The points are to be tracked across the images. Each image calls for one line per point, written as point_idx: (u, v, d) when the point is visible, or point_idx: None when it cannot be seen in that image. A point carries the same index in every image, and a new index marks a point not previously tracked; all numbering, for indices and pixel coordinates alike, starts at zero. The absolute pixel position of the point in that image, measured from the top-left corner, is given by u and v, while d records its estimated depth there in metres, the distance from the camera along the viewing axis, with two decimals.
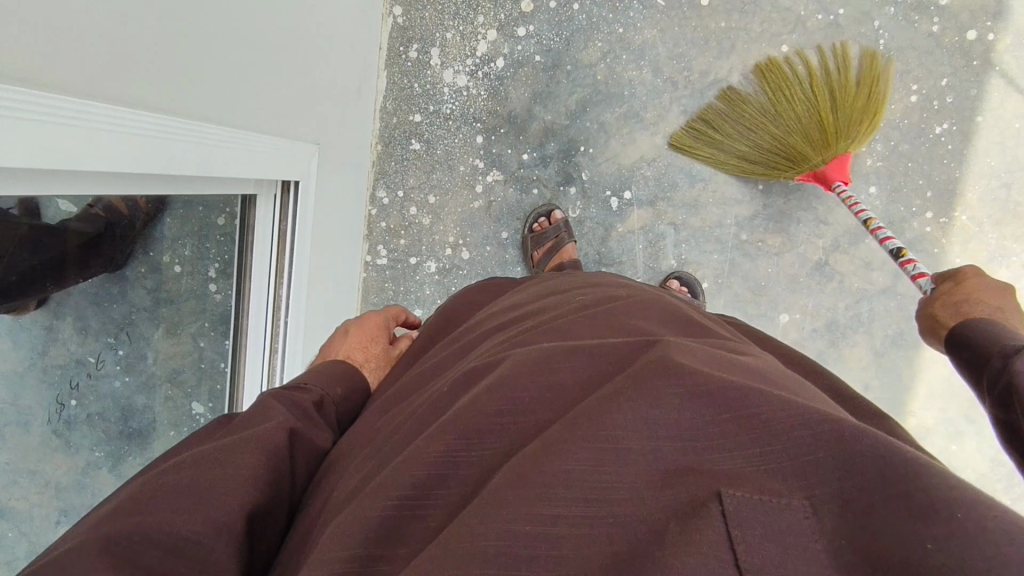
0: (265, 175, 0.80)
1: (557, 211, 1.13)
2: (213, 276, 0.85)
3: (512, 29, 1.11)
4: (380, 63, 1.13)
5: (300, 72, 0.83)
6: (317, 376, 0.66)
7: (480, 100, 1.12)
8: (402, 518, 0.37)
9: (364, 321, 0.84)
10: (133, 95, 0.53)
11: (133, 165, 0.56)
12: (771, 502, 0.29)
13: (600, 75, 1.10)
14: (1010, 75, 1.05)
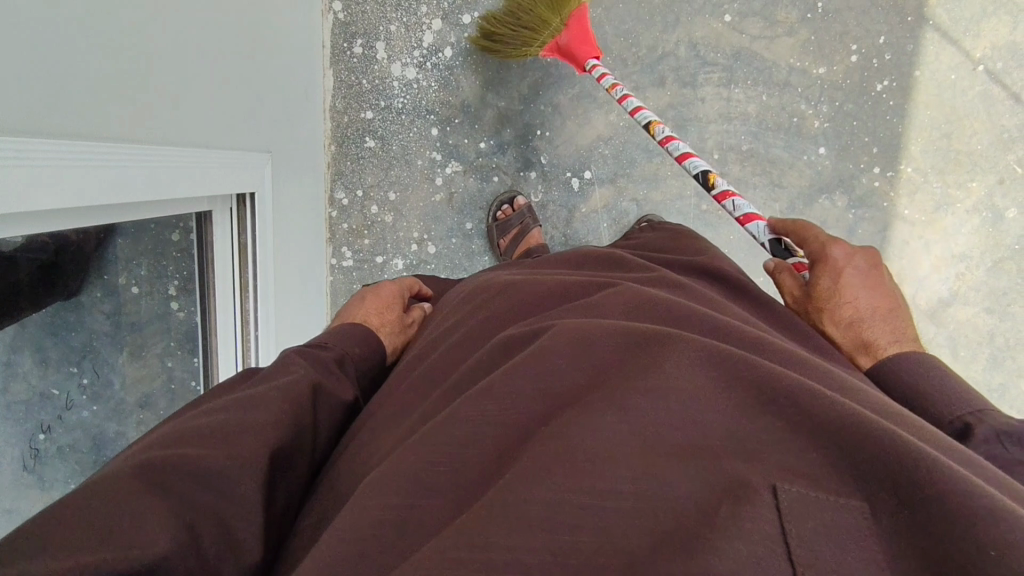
0: (220, 190, 0.78)
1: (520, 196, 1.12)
2: (173, 294, 0.83)
3: (456, 17, 1.09)
4: (325, 61, 1.11)
5: (243, 79, 0.80)
6: (336, 335, 0.68)
7: (431, 92, 1.11)
8: (437, 480, 0.39)
9: (380, 289, 0.83)
10: (72, 123, 0.51)
11: (89, 198, 0.55)
12: (824, 500, 0.32)
13: (548, 57, 1.10)
14: (943, 28, 1.08)
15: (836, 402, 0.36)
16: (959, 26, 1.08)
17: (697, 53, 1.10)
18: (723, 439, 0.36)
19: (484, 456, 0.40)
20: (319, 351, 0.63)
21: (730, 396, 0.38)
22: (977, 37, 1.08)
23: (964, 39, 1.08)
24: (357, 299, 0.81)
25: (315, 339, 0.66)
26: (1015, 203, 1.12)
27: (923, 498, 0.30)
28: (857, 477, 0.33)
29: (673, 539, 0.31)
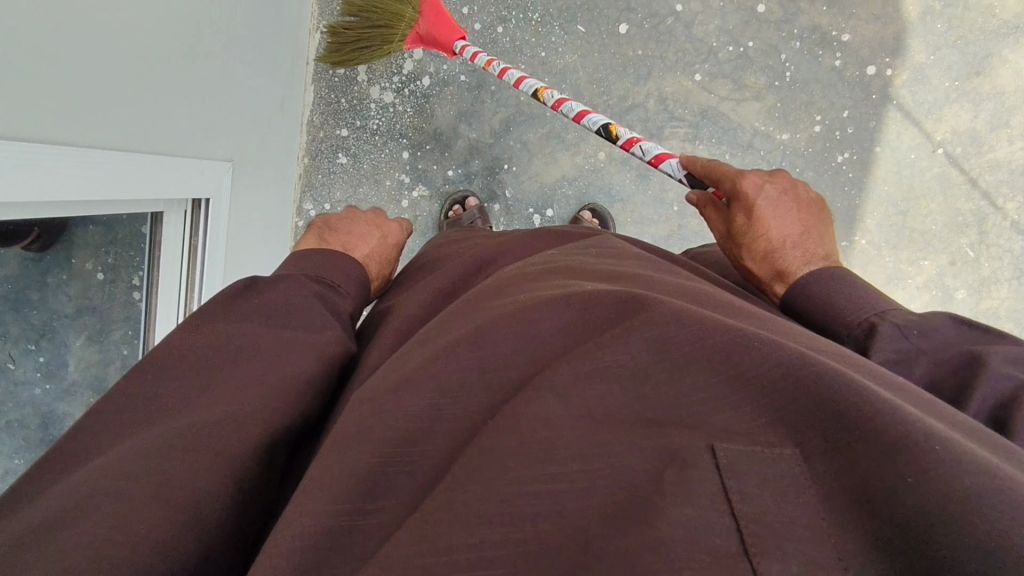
0: (175, 193, 0.81)
1: (472, 197, 1.14)
2: (135, 284, 0.88)
3: (437, 49, 1.13)
4: (308, 76, 1.15)
5: (211, 89, 0.83)
6: (345, 272, 0.70)
7: (406, 117, 1.15)
8: (387, 479, 0.38)
9: (386, 228, 0.93)
10: (27, 124, 0.54)
11: (45, 193, 0.58)
12: (765, 453, 0.33)
13: (522, 96, 1.14)
14: (906, 108, 1.12)
15: (764, 349, 0.37)
16: (922, 108, 1.11)
17: (666, 108, 1.13)
18: (664, 407, 0.37)
19: (432, 447, 0.39)
20: (334, 297, 0.66)
21: (667, 354, 0.39)
22: (939, 120, 1.12)
23: (926, 121, 1.12)
24: (363, 229, 0.90)
25: (327, 275, 0.68)
26: (964, 285, 1.14)
27: (855, 439, 0.31)
28: (793, 425, 0.34)
29: (624, 514, 0.32)
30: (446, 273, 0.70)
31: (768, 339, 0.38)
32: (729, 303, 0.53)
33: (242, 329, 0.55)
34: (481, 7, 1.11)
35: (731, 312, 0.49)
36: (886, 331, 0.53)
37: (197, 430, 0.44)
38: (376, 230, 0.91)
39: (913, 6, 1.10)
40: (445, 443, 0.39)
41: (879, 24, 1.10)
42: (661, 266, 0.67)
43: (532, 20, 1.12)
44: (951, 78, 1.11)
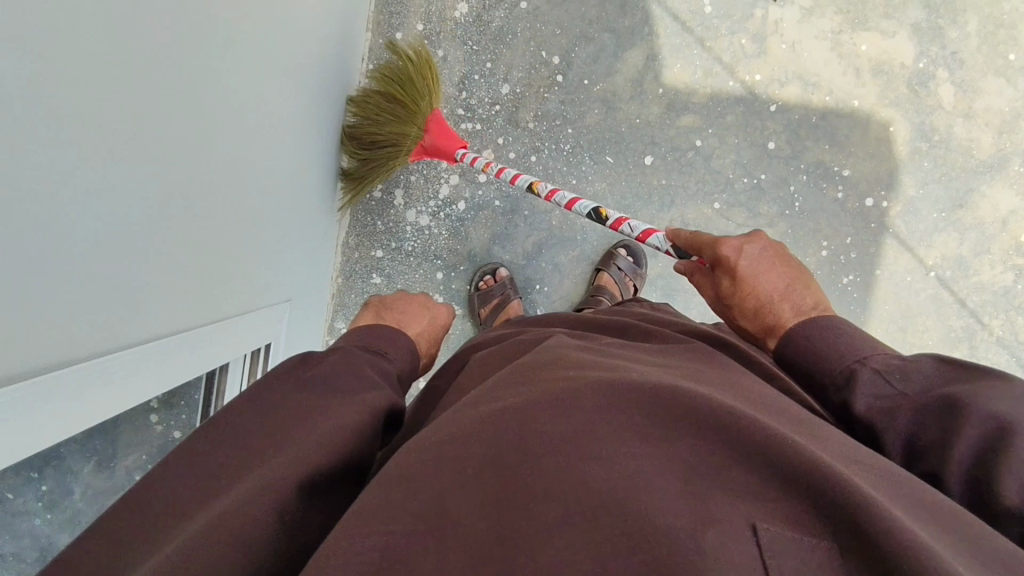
0: (224, 356, 0.80)
1: (503, 269, 1.17)
2: (154, 409, 0.74)
3: (473, 176, 1.17)
4: (344, 200, 1.17)
5: (256, 240, 0.83)
6: (386, 344, 0.76)
7: (441, 239, 1.17)
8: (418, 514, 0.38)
9: (437, 311, 0.95)
10: (90, 341, 0.53)
11: (103, 408, 0.57)
12: (802, 542, 0.35)
13: (554, 221, 1.18)
14: (900, 236, 1.23)
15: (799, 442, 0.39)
16: (915, 236, 1.23)
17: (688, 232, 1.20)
18: (698, 477, 0.38)
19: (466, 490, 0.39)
20: (383, 363, 0.73)
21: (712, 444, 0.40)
22: (930, 247, 1.23)
23: (918, 247, 1.23)
24: (414, 309, 0.92)
25: (374, 345, 0.74)
26: None
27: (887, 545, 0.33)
28: (820, 521, 0.35)
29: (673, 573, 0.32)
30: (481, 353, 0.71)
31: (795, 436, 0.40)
32: (734, 378, 0.55)
33: (293, 394, 0.60)
34: (514, 138, 1.17)
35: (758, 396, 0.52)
36: (866, 377, 0.55)
37: (221, 500, 0.47)
38: (423, 309, 0.92)
39: (903, 146, 1.22)
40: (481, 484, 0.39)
41: (874, 161, 1.22)
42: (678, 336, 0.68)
43: (563, 151, 1.17)
44: (939, 209, 1.23)
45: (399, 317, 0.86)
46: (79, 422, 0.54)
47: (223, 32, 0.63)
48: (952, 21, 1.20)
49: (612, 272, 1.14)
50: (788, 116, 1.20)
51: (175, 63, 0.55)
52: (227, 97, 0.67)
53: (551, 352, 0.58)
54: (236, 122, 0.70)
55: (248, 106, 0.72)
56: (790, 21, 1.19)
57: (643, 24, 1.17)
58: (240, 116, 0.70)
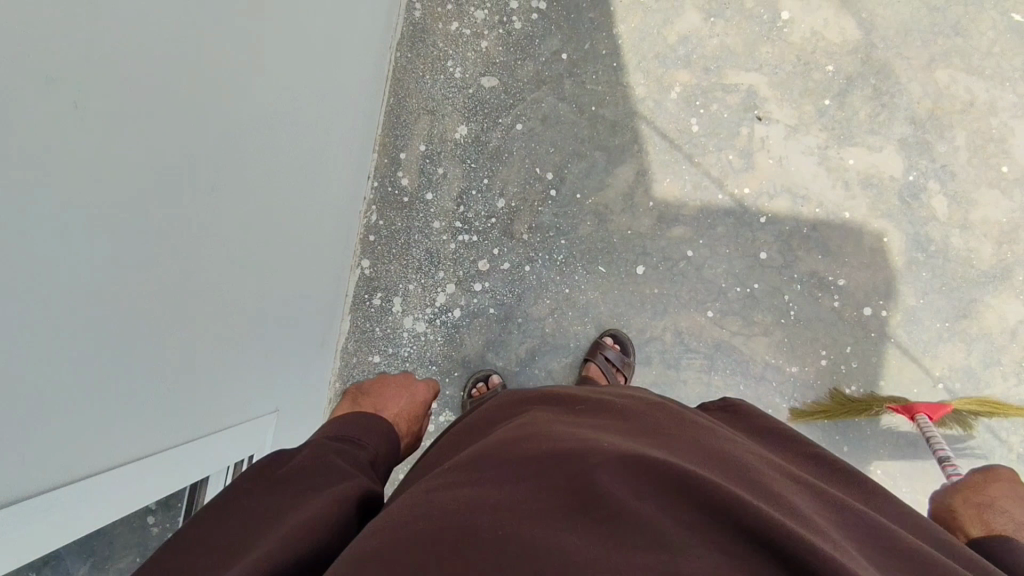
0: (212, 467, 0.82)
1: (495, 374, 1.18)
2: (152, 508, 0.75)
3: (469, 284, 1.21)
4: (346, 306, 1.22)
5: (243, 355, 0.89)
6: (365, 430, 0.77)
7: (437, 345, 1.20)
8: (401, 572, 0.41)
9: (415, 389, 0.98)
10: (72, 464, 0.57)
11: (79, 528, 0.58)
12: None
13: (548, 327, 1.21)
14: (904, 346, 1.20)
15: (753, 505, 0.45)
16: (918, 346, 1.20)
17: (681, 340, 1.21)
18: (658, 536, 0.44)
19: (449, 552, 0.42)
20: (357, 451, 0.73)
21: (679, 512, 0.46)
22: (935, 357, 1.20)
23: (923, 357, 1.20)
24: (394, 391, 0.95)
25: (348, 433, 0.75)
26: None
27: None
28: None
29: None
30: (459, 434, 0.76)
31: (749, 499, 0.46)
32: (688, 445, 0.61)
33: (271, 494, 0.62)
34: (509, 248, 1.21)
35: (715, 461, 0.57)
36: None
37: None
38: (404, 392, 0.96)
39: (899, 257, 1.21)
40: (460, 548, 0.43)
41: (870, 270, 1.21)
42: (634, 407, 0.74)
43: (557, 261, 1.21)
44: (942, 319, 1.20)
45: (378, 401, 0.90)
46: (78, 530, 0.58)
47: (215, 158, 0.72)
48: (940, 137, 1.23)
49: (598, 363, 1.13)
50: (779, 227, 1.22)
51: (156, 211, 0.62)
52: (216, 214, 0.74)
53: (523, 426, 0.64)
54: (222, 242, 0.77)
55: (232, 230, 0.79)
56: (775, 138, 1.23)
57: (632, 142, 1.23)
58: (220, 241, 0.77)
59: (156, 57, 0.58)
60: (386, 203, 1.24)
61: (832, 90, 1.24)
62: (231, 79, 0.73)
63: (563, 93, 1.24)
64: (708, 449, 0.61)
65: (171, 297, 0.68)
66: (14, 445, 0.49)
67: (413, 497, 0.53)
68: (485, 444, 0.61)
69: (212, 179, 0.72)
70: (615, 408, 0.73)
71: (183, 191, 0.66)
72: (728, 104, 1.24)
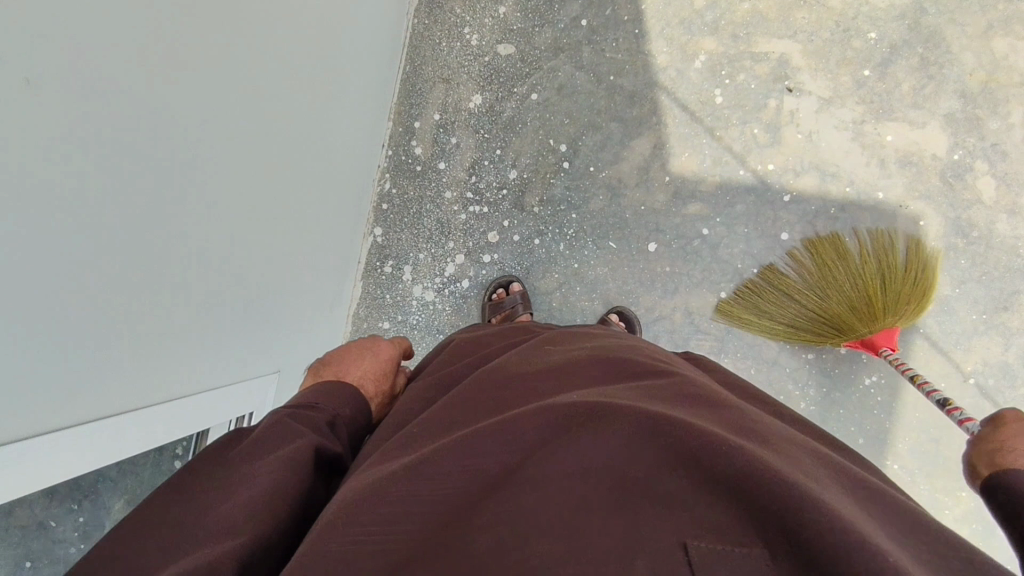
0: (219, 418, 0.87)
1: (517, 286, 1.18)
2: (179, 452, 0.83)
3: (478, 255, 1.21)
4: (359, 274, 1.26)
5: (250, 320, 0.93)
6: (321, 394, 0.72)
7: (444, 314, 1.21)
8: (360, 554, 0.42)
9: (377, 347, 0.89)
10: (105, 403, 0.65)
11: (80, 467, 0.62)
12: (735, 551, 0.37)
13: (555, 302, 1.20)
14: (933, 337, 1.13)
15: (732, 447, 0.41)
16: (949, 339, 1.12)
17: (691, 321, 1.17)
18: (627, 492, 0.42)
19: (411, 527, 0.43)
20: (314, 413, 0.68)
21: (644, 461, 0.43)
22: (967, 351, 1.12)
23: (954, 351, 1.12)
24: (356, 353, 0.86)
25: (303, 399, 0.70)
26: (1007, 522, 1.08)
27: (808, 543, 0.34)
28: (750, 528, 0.37)
29: None
30: (460, 370, 0.74)
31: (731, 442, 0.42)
32: (688, 384, 0.57)
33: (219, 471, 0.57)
34: (520, 221, 1.20)
35: (712, 401, 0.54)
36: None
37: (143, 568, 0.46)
38: (366, 352, 0.87)
39: (936, 242, 1.13)
40: (422, 524, 0.44)
41: None
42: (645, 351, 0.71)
43: (567, 236, 1.20)
44: (978, 311, 1.12)
45: (339, 366, 0.82)
46: (104, 458, 0.65)
47: (230, 130, 0.75)
48: (992, 112, 1.12)
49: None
50: (803, 207, 1.16)
51: (162, 194, 0.65)
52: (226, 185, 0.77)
53: (519, 373, 0.63)
54: (236, 209, 0.80)
55: (246, 196, 0.82)
56: (806, 111, 1.16)
57: (651, 114, 1.19)
58: (228, 211, 0.79)
59: (162, 36, 0.60)
60: (399, 172, 1.25)
61: (873, 60, 1.15)
62: (245, 51, 0.75)
63: (581, 62, 1.20)
64: (708, 390, 0.58)
65: (178, 274, 0.71)
66: (53, 382, 0.56)
67: (396, 456, 0.54)
68: (480, 393, 0.60)
69: (220, 156, 0.74)
70: (622, 347, 0.70)
71: (187, 171, 0.68)
72: (756, 74, 1.17)
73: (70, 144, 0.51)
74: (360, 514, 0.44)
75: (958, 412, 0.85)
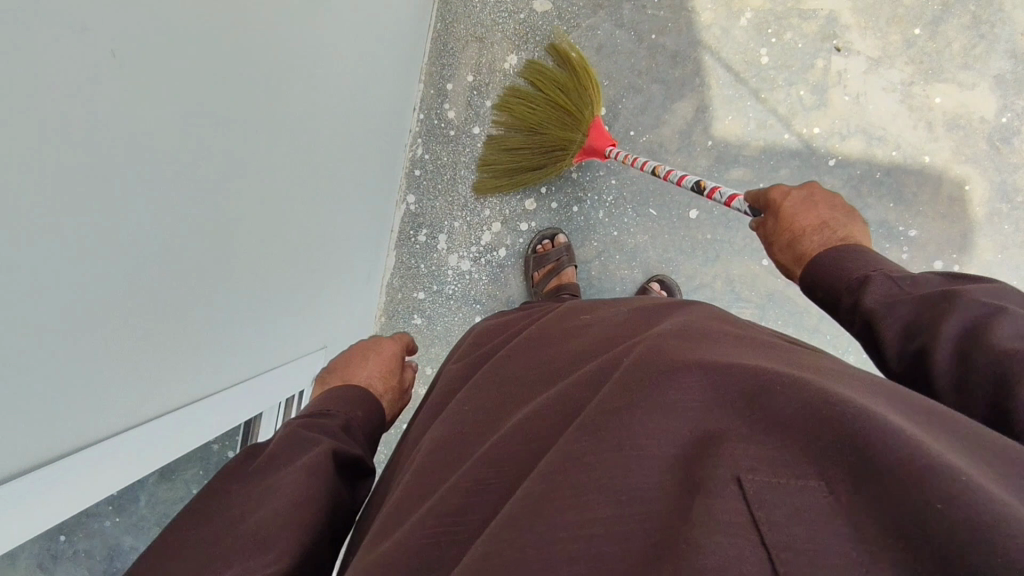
0: (269, 400, 0.86)
1: (562, 235, 1.16)
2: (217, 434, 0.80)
3: (515, 223, 1.18)
4: (391, 243, 1.22)
5: (300, 295, 0.90)
6: (328, 402, 0.72)
7: (481, 284, 1.19)
8: (438, 552, 0.41)
9: (379, 346, 0.88)
10: (176, 383, 0.64)
11: (150, 462, 0.61)
12: (791, 484, 0.31)
13: (594, 270, 1.18)
14: None
15: (790, 387, 0.36)
16: None
17: (733, 288, 1.16)
18: (681, 442, 0.37)
19: (482, 518, 0.41)
20: (324, 420, 0.68)
21: (692, 402, 0.39)
22: None
23: None
24: (360, 354, 0.86)
25: (309, 410, 0.70)
26: None
27: (872, 460, 0.29)
28: (809, 460, 0.32)
29: (659, 553, 0.31)
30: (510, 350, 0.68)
31: (788, 379, 0.37)
32: (778, 344, 0.52)
33: (242, 486, 0.58)
34: (558, 188, 1.17)
35: (792, 355, 0.48)
36: (878, 280, 0.53)
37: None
38: (369, 352, 0.86)
39: (981, 207, 1.12)
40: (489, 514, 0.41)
41: (946, 221, 1.12)
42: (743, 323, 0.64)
43: (606, 203, 1.17)
44: (1018, 276, 1.11)
45: (343, 372, 0.82)
46: (176, 450, 0.66)
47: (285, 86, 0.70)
48: None
49: None
50: (849, 171, 1.13)
51: (224, 166, 0.61)
52: (281, 146, 0.72)
53: (574, 348, 0.58)
54: (290, 181, 0.77)
55: (297, 161, 0.78)
56: (854, 71, 1.13)
57: (694, 75, 1.15)
58: (279, 176, 0.74)
59: None
60: (432, 137, 1.21)
61: (924, 18, 1.11)
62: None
63: (621, 19, 1.16)
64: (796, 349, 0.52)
65: (236, 251, 0.68)
66: (133, 352, 0.54)
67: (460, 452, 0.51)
68: (537, 375, 0.56)
69: (276, 115, 0.69)
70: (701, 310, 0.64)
71: (248, 126, 0.63)
72: (803, 33, 1.13)
73: (147, 113, 0.47)
74: (439, 505, 0.44)
75: (719, 193, 0.81)
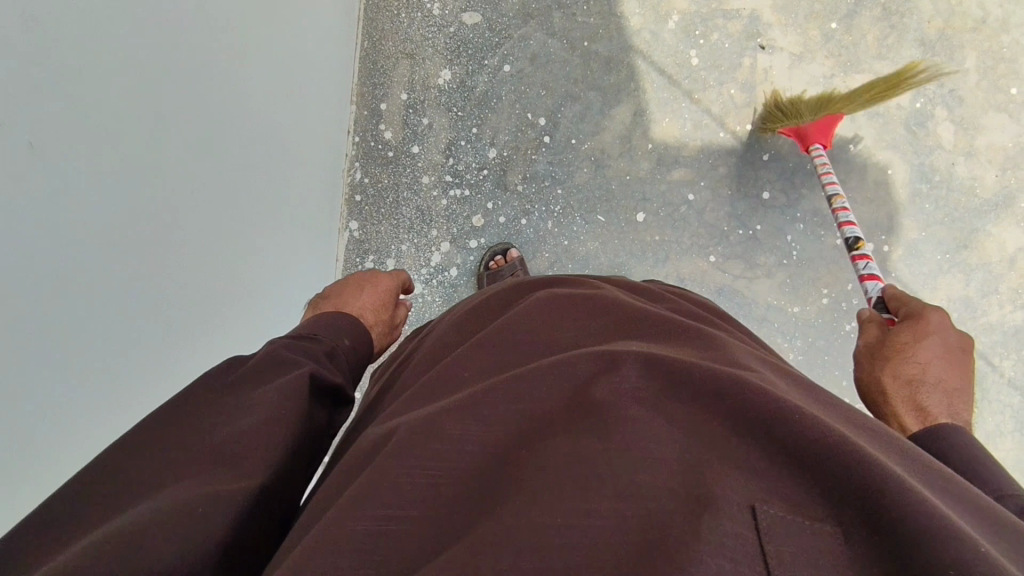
0: None
1: (513, 249, 1.14)
2: None
3: (464, 241, 1.16)
4: (338, 274, 1.17)
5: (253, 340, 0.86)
6: (320, 326, 0.69)
7: (435, 306, 1.15)
8: (402, 492, 0.38)
9: (376, 279, 0.86)
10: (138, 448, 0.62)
11: None
12: (807, 525, 0.31)
13: None
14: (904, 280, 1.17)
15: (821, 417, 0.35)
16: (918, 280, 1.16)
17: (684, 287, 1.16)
18: (694, 453, 0.35)
19: (456, 473, 0.38)
20: (310, 344, 0.65)
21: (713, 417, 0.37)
22: (933, 289, 1.15)
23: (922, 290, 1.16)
24: (355, 284, 0.84)
25: (301, 329, 0.67)
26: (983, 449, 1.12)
27: (898, 513, 0.29)
28: (829, 500, 0.32)
29: (657, 546, 0.30)
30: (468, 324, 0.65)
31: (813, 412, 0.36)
32: (742, 348, 0.52)
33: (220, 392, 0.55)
34: (505, 202, 1.16)
35: (775, 373, 0.48)
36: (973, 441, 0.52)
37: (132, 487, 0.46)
38: (366, 284, 0.84)
39: (903, 189, 1.17)
40: (463, 469, 0.38)
41: (873, 205, 1.17)
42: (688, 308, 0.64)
43: (554, 213, 1.16)
44: (942, 251, 1.16)
45: (335, 299, 0.80)
46: None
47: (200, 117, 0.67)
48: (949, 58, 1.16)
49: None
50: (782, 165, 1.17)
51: (131, 203, 0.57)
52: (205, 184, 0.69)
53: (552, 316, 0.55)
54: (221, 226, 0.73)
55: (225, 203, 0.74)
56: (779, 67, 1.16)
57: (628, 80, 1.16)
58: (206, 218, 0.70)
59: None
60: (370, 159, 1.17)
61: (839, 12, 1.17)
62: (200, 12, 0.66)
63: (551, 28, 1.16)
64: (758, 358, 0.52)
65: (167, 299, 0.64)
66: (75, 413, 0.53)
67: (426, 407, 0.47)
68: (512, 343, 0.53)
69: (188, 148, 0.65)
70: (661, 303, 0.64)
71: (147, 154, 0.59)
72: (728, 33, 1.17)
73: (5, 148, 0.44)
74: (414, 446, 0.40)
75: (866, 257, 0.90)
